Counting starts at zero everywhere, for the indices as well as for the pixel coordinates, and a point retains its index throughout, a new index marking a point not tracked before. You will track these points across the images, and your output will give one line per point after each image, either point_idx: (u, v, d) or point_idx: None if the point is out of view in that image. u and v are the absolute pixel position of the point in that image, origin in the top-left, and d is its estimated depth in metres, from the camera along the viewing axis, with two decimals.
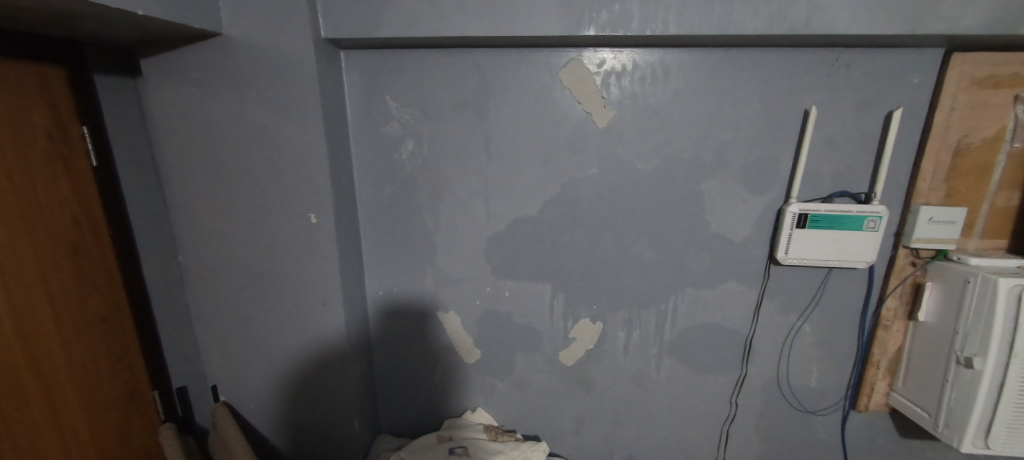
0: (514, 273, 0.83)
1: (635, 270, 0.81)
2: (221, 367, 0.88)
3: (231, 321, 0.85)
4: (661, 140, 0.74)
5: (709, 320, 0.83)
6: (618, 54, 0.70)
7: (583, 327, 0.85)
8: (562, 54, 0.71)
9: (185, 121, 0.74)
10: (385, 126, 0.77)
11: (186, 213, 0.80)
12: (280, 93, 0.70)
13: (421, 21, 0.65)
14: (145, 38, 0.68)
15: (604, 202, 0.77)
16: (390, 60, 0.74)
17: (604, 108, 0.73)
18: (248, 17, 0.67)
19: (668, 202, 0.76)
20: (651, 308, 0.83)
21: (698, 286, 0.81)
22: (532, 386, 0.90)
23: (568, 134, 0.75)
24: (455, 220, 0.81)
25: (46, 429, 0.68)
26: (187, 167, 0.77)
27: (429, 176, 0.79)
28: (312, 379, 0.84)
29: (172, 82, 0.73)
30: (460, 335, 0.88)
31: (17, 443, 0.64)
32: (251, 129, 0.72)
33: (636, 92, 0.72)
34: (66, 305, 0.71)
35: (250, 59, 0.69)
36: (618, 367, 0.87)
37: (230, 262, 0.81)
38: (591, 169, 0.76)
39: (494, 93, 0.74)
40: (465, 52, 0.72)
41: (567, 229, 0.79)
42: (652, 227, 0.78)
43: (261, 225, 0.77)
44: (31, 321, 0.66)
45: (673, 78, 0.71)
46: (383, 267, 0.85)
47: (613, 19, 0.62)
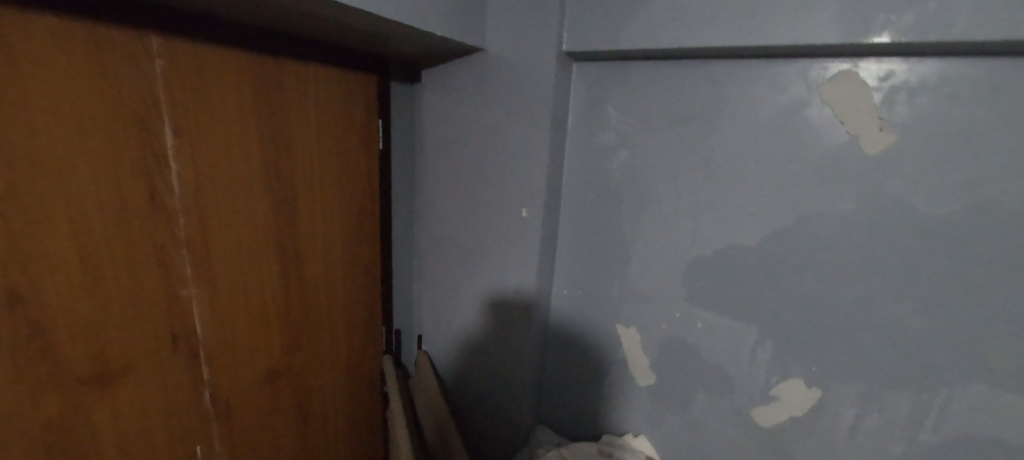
0: (713, 304, 0.75)
1: (890, 340, 0.63)
2: (429, 321, 1.08)
3: (444, 286, 1.02)
4: (972, 178, 0.55)
5: (1008, 438, 0.58)
6: (916, 65, 0.55)
7: (792, 388, 0.71)
8: (827, 65, 0.60)
9: (444, 120, 0.92)
10: (602, 134, 0.80)
11: (429, 192, 0.99)
12: (519, 99, 0.80)
13: (663, 34, 0.64)
14: (431, 54, 0.87)
15: (858, 244, 0.63)
16: (620, 71, 0.76)
17: (880, 131, 0.59)
18: (506, 35, 0.79)
19: (966, 262, 0.57)
20: (904, 393, 0.63)
21: (995, 384, 0.58)
22: (710, 435, 0.80)
23: (822, 158, 0.63)
24: (655, 235, 0.78)
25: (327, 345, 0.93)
26: (439, 156, 0.95)
27: (637, 187, 0.78)
28: (496, 352, 0.95)
29: (441, 88, 0.91)
30: (637, 355, 0.84)
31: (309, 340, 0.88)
32: (490, 130, 0.85)
33: (939, 113, 0.55)
34: (349, 256, 0.95)
35: (501, 71, 0.81)
36: (835, 450, 0.70)
37: (452, 238, 0.97)
38: (846, 204, 0.63)
39: (730, 107, 0.68)
40: (703, 63, 0.69)
41: (794, 269, 0.68)
42: (929, 289, 0.60)
43: (483, 212, 0.90)
44: (333, 264, 0.91)
45: (1010, 96, 0.52)
46: (573, 268, 0.89)
47: (924, 22, 0.49)
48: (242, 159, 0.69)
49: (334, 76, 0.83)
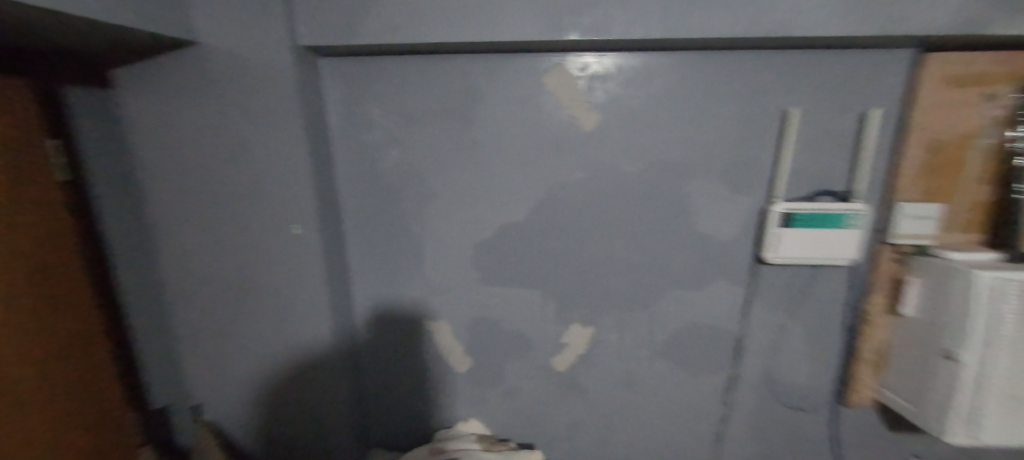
0: (504, 279, 0.82)
1: (627, 274, 0.81)
2: (203, 384, 0.86)
3: (214, 337, 0.82)
4: (648, 143, 0.74)
5: (700, 322, 0.83)
6: (602, 58, 0.70)
7: (574, 333, 0.84)
8: (545, 59, 0.71)
9: (161, 133, 0.72)
10: (367, 133, 0.76)
11: (162, 226, 0.77)
12: (258, 102, 0.68)
13: (401, 28, 0.64)
14: (115, 49, 0.66)
15: (593, 204, 0.77)
16: (372, 66, 0.73)
17: (589, 112, 0.73)
18: (222, 25, 0.65)
19: (656, 205, 0.77)
20: (642, 311, 0.83)
21: (687, 287, 0.81)
22: (525, 395, 0.88)
23: (556, 137, 0.74)
24: (441, 228, 0.80)
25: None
26: (166, 179, 0.74)
27: (414, 183, 0.78)
28: (299, 393, 0.83)
29: (146, 92, 0.71)
30: (451, 345, 0.86)
31: None
32: (231, 140, 0.70)
33: (621, 96, 0.72)
34: (41, 334, 0.68)
35: (227, 68, 0.67)
36: (610, 371, 0.86)
37: (211, 277, 0.79)
38: (579, 174, 0.76)
39: (479, 99, 0.73)
40: (449, 58, 0.72)
41: (555, 234, 0.79)
42: (641, 230, 0.78)
43: (246, 238, 0.75)
44: (18, 350, 0.64)
45: (657, 81, 0.71)
46: (369, 277, 0.84)
47: (596, 24, 0.62)
48: None
49: None
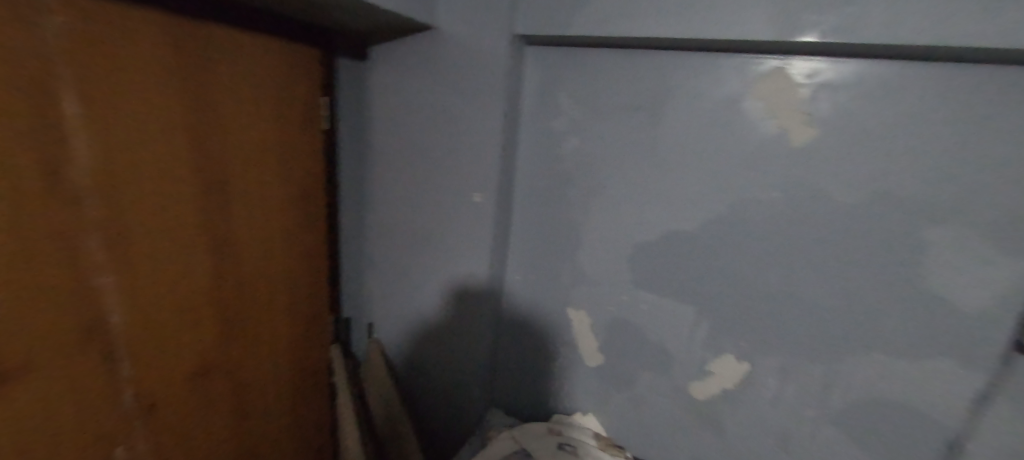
0: (657, 287, 0.79)
1: (809, 316, 0.69)
2: (379, 308, 1.05)
3: (394, 272, 0.99)
4: (877, 171, 0.61)
5: (900, 399, 0.67)
6: (837, 64, 0.60)
7: (725, 363, 0.77)
8: (761, 61, 0.64)
9: (393, 100, 0.89)
10: (554, 120, 0.81)
11: (378, 176, 0.96)
12: (471, 81, 0.78)
13: (612, 21, 0.65)
14: (379, 30, 0.83)
15: (785, 229, 0.68)
16: (572, 57, 0.76)
17: (804, 125, 0.64)
18: (458, 13, 0.76)
19: (872, 247, 0.64)
20: (819, 363, 0.70)
21: (891, 352, 0.66)
22: (652, 409, 0.85)
23: (755, 148, 0.67)
24: (603, 221, 0.81)
25: (262, 334, 0.86)
26: (389, 138, 0.91)
27: (586, 173, 0.80)
28: (448, 337, 0.94)
29: (390, 66, 0.87)
30: (586, 336, 0.87)
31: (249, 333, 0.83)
32: (443, 112, 0.83)
33: (854, 110, 0.61)
34: (291, 244, 0.89)
35: (453, 51, 0.78)
36: (760, 418, 0.76)
37: (403, 223, 0.94)
38: (774, 193, 0.68)
39: (674, 98, 0.71)
40: (651, 54, 0.71)
41: (728, 253, 0.72)
42: (840, 271, 0.66)
43: (436, 197, 0.88)
44: (274, 252, 0.85)
45: (909, 97, 0.58)
46: (525, 253, 0.90)
47: (843, 25, 0.54)
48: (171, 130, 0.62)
49: (276, 50, 0.78)
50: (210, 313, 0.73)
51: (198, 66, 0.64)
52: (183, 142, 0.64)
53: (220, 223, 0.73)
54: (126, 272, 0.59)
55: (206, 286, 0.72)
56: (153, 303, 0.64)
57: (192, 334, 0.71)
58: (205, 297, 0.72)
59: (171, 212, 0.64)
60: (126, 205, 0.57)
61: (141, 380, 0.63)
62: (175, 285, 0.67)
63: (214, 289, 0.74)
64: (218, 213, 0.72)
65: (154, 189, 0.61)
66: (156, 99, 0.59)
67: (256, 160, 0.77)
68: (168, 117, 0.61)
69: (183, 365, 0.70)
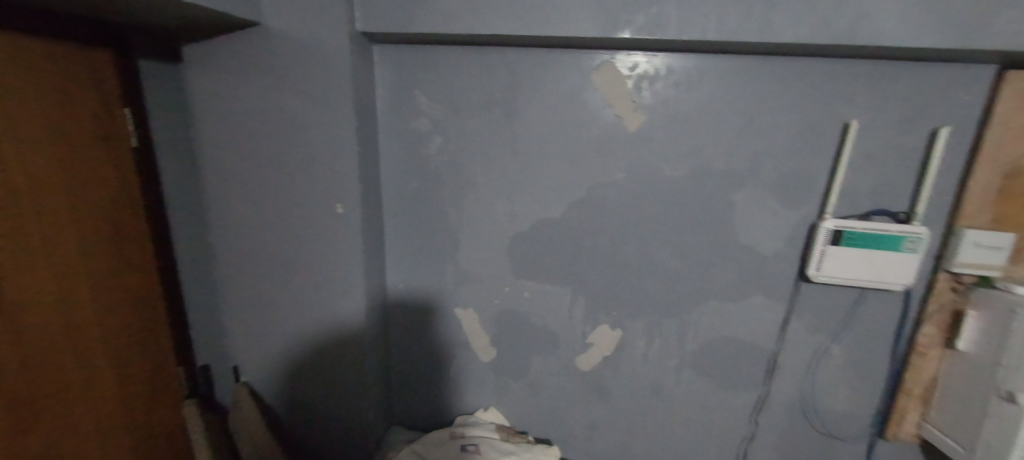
0: (535, 274, 0.82)
1: (660, 279, 0.79)
2: (244, 347, 0.91)
3: (256, 304, 0.87)
4: (693, 149, 0.72)
5: (733, 336, 0.80)
6: (653, 58, 0.68)
7: (602, 333, 0.84)
8: (594, 56, 0.70)
9: (223, 109, 0.76)
10: (414, 121, 0.78)
11: (218, 197, 0.82)
12: (314, 84, 0.71)
13: (454, 18, 0.64)
14: (189, 27, 0.70)
15: (632, 206, 0.76)
16: (422, 55, 0.74)
17: (635, 112, 0.72)
18: (287, 8, 0.68)
19: (698, 213, 0.75)
20: (673, 318, 0.81)
21: (722, 298, 0.79)
22: (547, 390, 0.89)
23: (599, 136, 0.74)
24: (477, 218, 0.81)
25: (85, 412, 0.69)
26: (224, 153, 0.79)
27: (454, 172, 0.79)
28: (331, 364, 0.86)
29: (212, 69, 0.75)
30: (477, 334, 0.88)
31: (64, 413, 0.65)
32: (287, 120, 0.74)
33: (670, 97, 0.70)
34: (107, 292, 0.72)
35: (288, 51, 0.70)
36: (635, 376, 0.85)
37: (258, 248, 0.83)
38: (619, 175, 0.75)
39: (525, 93, 0.73)
40: (498, 51, 0.72)
41: (591, 233, 0.79)
42: (678, 237, 0.77)
43: (293, 214, 0.79)
44: (82, 305, 0.68)
45: (708, 85, 0.69)
46: (404, 261, 0.86)
47: (651, 23, 0.61)
48: None
49: (46, 51, 0.61)
50: (7, 402, 0.56)
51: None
52: None
53: (0, 285, 0.55)
54: None
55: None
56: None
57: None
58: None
59: None
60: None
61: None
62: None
63: (6, 371, 0.56)
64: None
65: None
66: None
67: (41, 196, 0.61)
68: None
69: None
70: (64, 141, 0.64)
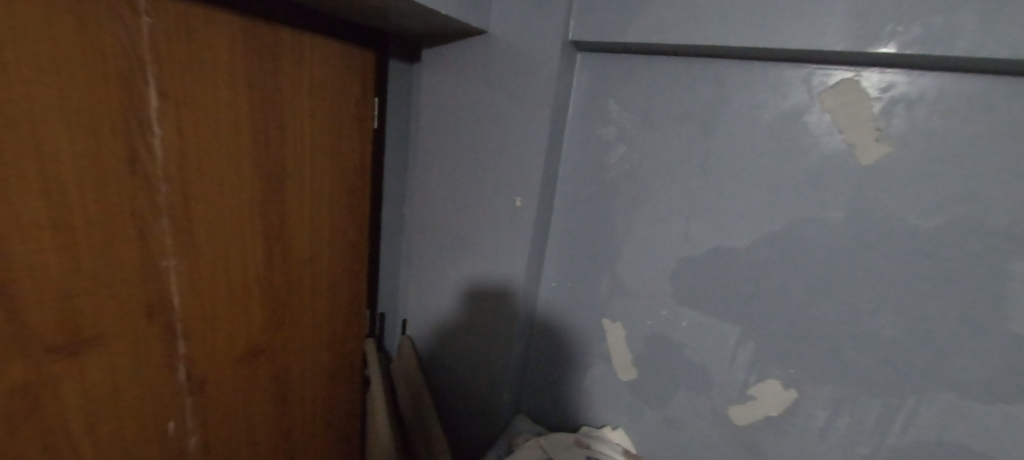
0: (699, 304, 0.76)
1: (866, 346, 0.65)
2: (415, 305, 1.07)
3: (431, 271, 1.01)
4: (955, 194, 0.57)
5: (970, 446, 0.61)
6: (916, 77, 0.56)
7: (770, 389, 0.73)
8: (829, 72, 0.60)
9: (442, 103, 0.90)
10: (601, 127, 0.80)
11: (422, 176, 0.98)
12: (519, 87, 0.78)
13: (670, 28, 0.63)
14: (433, 34, 0.85)
15: (845, 252, 0.64)
16: (623, 65, 0.75)
17: (874, 142, 0.60)
18: (511, 18, 0.77)
19: (944, 276, 0.59)
20: (877, 398, 0.65)
21: (962, 394, 0.60)
22: (686, 431, 0.81)
23: (815, 164, 0.64)
24: (645, 233, 0.79)
25: (307, 326, 0.90)
26: (434, 140, 0.93)
27: (631, 183, 0.78)
28: (480, 339, 0.95)
29: (440, 69, 0.89)
30: (620, 350, 0.85)
31: (294, 321, 0.86)
32: (490, 116, 0.83)
33: (931, 128, 0.56)
34: (336, 237, 0.92)
35: (504, 56, 0.79)
36: (804, 451, 0.72)
37: (443, 224, 0.96)
38: (834, 212, 0.64)
39: (730, 109, 0.68)
40: (708, 63, 0.68)
41: (780, 273, 0.69)
42: (907, 300, 0.61)
43: (477, 199, 0.89)
44: (320, 244, 0.88)
45: (997, 116, 0.54)
46: (563, 261, 0.88)
47: (926, 36, 0.50)
48: (240, 127, 0.66)
49: (337, 50, 0.81)
50: (262, 302, 0.78)
51: (268, 69, 0.68)
52: (248, 139, 0.68)
53: (276, 216, 0.76)
54: (189, 256, 0.63)
55: (260, 273, 0.76)
56: (211, 288, 0.67)
57: (243, 320, 0.74)
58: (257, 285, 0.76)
59: (233, 205, 0.68)
60: (193, 195, 0.61)
61: (195, 357, 0.67)
62: (235, 272, 0.71)
63: (268, 278, 0.78)
64: (275, 207, 0.75)
65: (218, 181, 0.64)
66: (229, 96, 0.63)
67: (311, 158, 0.81)
68: (236, 113, 0.65)
69: (234, 348, 0.74)
70: (333, 119, 0.84)
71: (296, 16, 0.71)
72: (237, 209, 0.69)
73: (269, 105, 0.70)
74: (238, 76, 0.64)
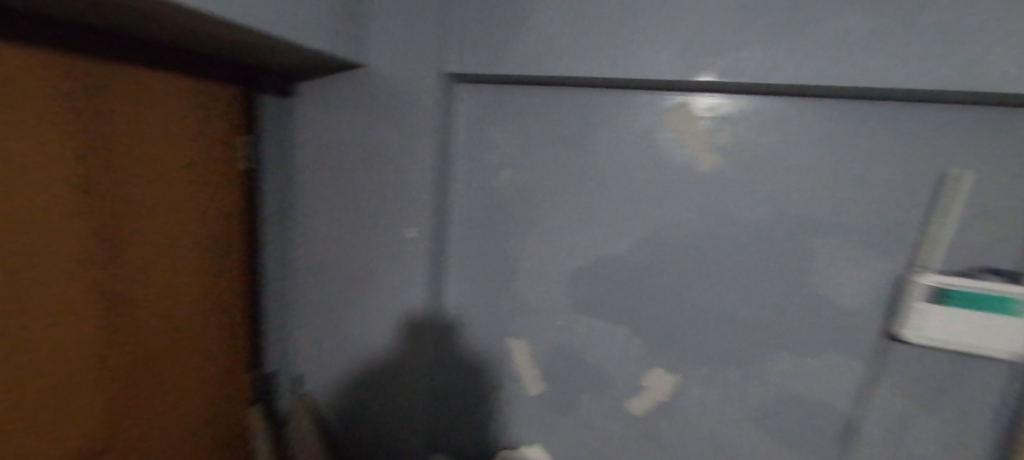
0: (592, 309, 0.82)
1: (726, 325, 0.76)
2: (310, 355, 0.97)
3: (325, 315, 0.93)
4: (767, 191, 0.71)
5: (808, 395, 0.74)
6: (730, 100, 0.70)
7: (659, 378, 0.80)
8: (668, 97, 0.72)
9: (322, 136, 0.87)
10: (487, 153, 0.83)
11: (308, 213, 0.91)
12: (403, 117, 0.79)
13: (536, 61, 0.70)
14: (307, 66, 0.82)
15: (698, 247, 0.75)
16: (501, 94, 0.80)
17: (707, 152, 0.72)
18: (389, 51, 0.78)
19: (769, 257, 0.72)
20: (740, 368, 0.76)
21: (796, 352, 0.73)
22: (595, 434, 0.85)
23: (666, 174, 0.75)
24: (538, 249, 0.83)
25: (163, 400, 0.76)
26: (318, 173, 0.88)
27: (519, 203, 0.83)
28: (384, 381, 0.89)
29: (319, 101, 0.86)
30: (529, 366, 0.87)
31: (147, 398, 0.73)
32: (374, 147, 0.82)
33: (745, 139, 0.70)
34: (201, 292, 0.81)
35: (384, 87, 0.79)
36: (693, 429, 0.80)
37: (334, 262, 0.90)
38: (686, 214, 0.75)
39: (597, 130, 0.77)
40: (574, 91, 0.77)
41: (653, 271, 0.77)
42: (747, 281, 0.73)
43: (370, 232, 0.85)
44: (180, 302, 0.77)
45: (786, 128, 0.68)
46: (465, 286, 0.89)
47: (727, 66, 0.63)
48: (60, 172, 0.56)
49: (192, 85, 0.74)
50: (97, 381, 0.64)
51: (99, 105, 0.60)
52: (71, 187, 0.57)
53: (115, 275, 0.65)
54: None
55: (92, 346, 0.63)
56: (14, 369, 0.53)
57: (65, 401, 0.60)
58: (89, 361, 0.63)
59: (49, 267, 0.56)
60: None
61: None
62: (52, 347, 0.58)
63: (104, 351, 0.65)
64: (104, 265, 0.63)
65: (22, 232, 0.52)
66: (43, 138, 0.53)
67: (159, 198, 0.71)
68: (46, 151, 0.54)
69: (54, 445, 0.59)
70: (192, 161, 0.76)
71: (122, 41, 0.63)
72: (58, 270, 0.57)
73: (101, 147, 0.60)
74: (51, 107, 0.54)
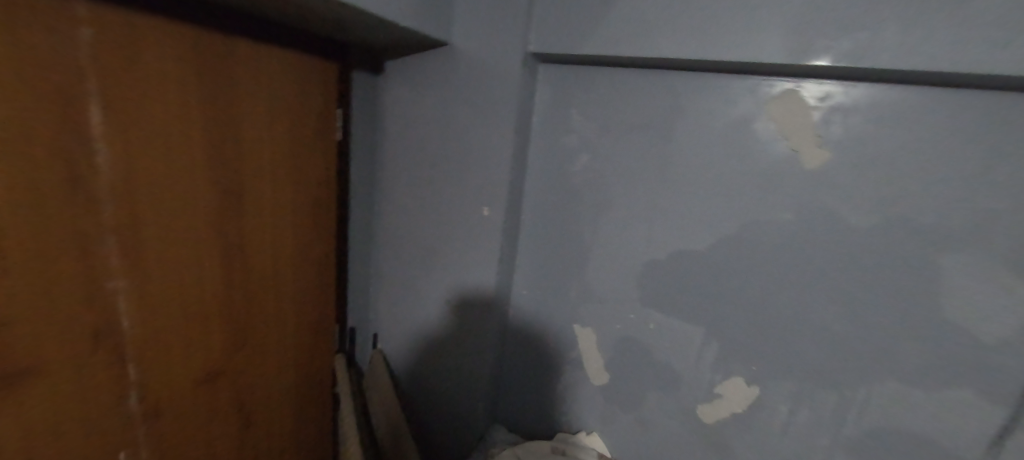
0: (665, 306, 0.78)
1: (819, 340, 0.68)
2: (386, 318, 1.05)
3: (401, 283, 1.00)
4: (889, 195, 0.61)
5: (915, 429, 0.65)
6: (849, 88, 0.60)
7: (734, 386, 0.75)
8: (774, 84, 0.64)
9: (407, 115, 0.90)
10: (565, 137, 0.81)
11: (390, 189, 0.97)
12: (484, 98, 0.79)
13: (626, 41, 0.66)
14: (397, 46, 0.85)
15: (795, 252, 0.67)
16: (584, 75, 0.77)
17: (817, 147, 0.63)
18: (474, 31, 0.77)
19: (884, 270, 0.63)
20: (831, 389, 0.69)
21: (905, 381, 0.64)
22: (657, 432, 0.83)
23: (765, 169, 0.67)
24: (612, 239, 0.80)
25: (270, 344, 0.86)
26: (404, 152, 0.93)
27: (596, 190, 0.80)
28: (452, 350, 0.94)
29: (405, 81, 0.89)
30: (593, 355, 0.86)
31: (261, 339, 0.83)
32: (456, 127, 0.84)
33: (865, 133, 0.61)
34: (301, 250, 0.89)
35: (468, 67, 0.80)
36: (769, 444, 0.75)
37: (412, 235, 0.95)
38: (785, 215, 0.67)
39: (686, 117, 0.71)
40: (664, 74, 0.71)
41: (739, 273, 0.72)
42: (852, 295, 0.65)
43: (447, 210, 0.88)
44: (284, 258, 0.85)
45: (922, 123, 0.58)
46: (534, 269, 0.89)
47: (856, 49, 0.54)
48: (197, 137, 0.62)
49: (301, 60, 0.80)
50: (222, 322, 0.74)
51: (226, 76, 0.66)
52: (208, 150, 0.64)
53: (237, 231, 0.73)
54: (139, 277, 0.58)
55: (218, 293, 0.72)
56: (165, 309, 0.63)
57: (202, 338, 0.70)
58: (216, 305, 0.72)
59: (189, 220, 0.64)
60: (144, 209, 0.57)
61: (148, 385, 0.62)
62: (192, 291, 0.67)
63: (228, 298, 0.74)
64: (229, 221, 0.71)
65: (170, 189, 0.60)
66: (183, 104, 0.59)
67: (273, 166, 0.78)
68: (189, 123, 0.61)
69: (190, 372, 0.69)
70: (297, 131, 0.82)
71: (247, 21, 0.68)
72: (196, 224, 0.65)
73: (226, 115, 0.67)
74: (192, 82, 0.60)
